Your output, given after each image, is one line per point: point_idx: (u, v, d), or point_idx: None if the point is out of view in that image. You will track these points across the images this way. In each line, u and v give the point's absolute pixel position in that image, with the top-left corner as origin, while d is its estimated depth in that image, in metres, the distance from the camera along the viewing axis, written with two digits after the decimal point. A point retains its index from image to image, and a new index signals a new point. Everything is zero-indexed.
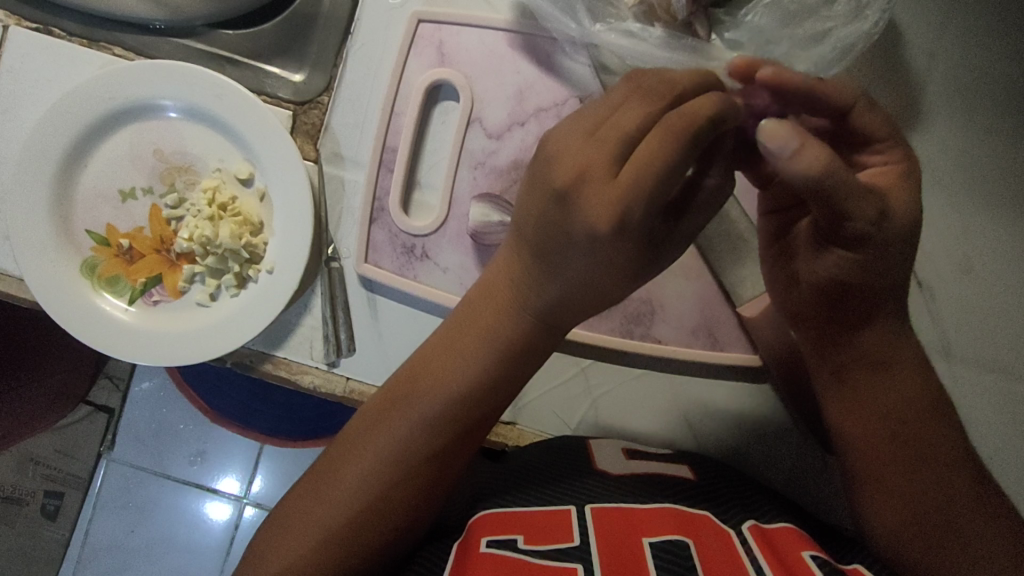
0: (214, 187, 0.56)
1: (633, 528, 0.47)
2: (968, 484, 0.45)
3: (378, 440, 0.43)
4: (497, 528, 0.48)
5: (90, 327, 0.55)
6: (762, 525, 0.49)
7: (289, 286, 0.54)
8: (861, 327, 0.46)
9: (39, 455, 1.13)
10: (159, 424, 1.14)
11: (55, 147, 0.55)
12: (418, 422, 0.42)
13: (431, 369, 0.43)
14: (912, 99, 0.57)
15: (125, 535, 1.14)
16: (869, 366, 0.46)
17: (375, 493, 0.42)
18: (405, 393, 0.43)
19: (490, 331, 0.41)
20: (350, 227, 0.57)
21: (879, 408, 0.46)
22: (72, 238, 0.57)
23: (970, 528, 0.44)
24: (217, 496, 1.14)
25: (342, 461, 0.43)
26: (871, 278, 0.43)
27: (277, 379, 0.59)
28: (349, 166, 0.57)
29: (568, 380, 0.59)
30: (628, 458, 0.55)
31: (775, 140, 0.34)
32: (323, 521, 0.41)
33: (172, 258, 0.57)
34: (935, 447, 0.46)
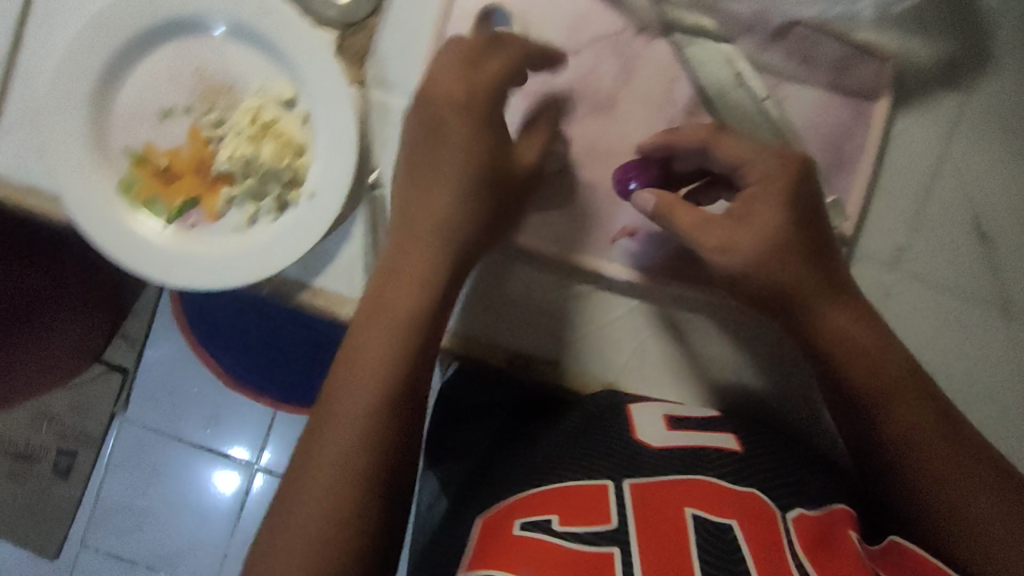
0: (256, 108, 0.55)
1: (668, 501, 0.47)
2: (967, 456, 0.48)
3: (344, 411, 0.45)
4: (532, 507, 0.47)
5: (125, 246, 0.54)
6: (809, 514, 0.49)
7: (332, 212, 0.53)
8: (815, 311, 0.51)
9: (52, 412, 1.12)
10: (175, 383, 1.13)
11: (94, 59, 0.53)
12: (375, 383, 0.45)
13: (369, 315, 0.48)
14: (981, 40, 0.54)
15: (137, 496, 1.13)
16: (847, 350, 0.50)
17: (361, 439, 0.44)
18: (353, 357, 0.47)
19: (405, 274, 0.48)
20: (394, 155, 0.55)
21: (861, 381, 0.50)
22: (109, 156, 0.55)
23: (973, 500, 0.47)
24: (228, 463, 1.13)
25: (317, 434, 0.45)
26: (791, 263, 0.50)
27: (315, 311, 0.57)
28: (395, 92, 0.55)
29: (612, 321, 0.57)
30: (671, 427, 0.53)
31: (643, 202, 0.51)
32: (329, 484, 0.43)
33: (210, 181, 0.56)
34: (914, 410, 0.49)
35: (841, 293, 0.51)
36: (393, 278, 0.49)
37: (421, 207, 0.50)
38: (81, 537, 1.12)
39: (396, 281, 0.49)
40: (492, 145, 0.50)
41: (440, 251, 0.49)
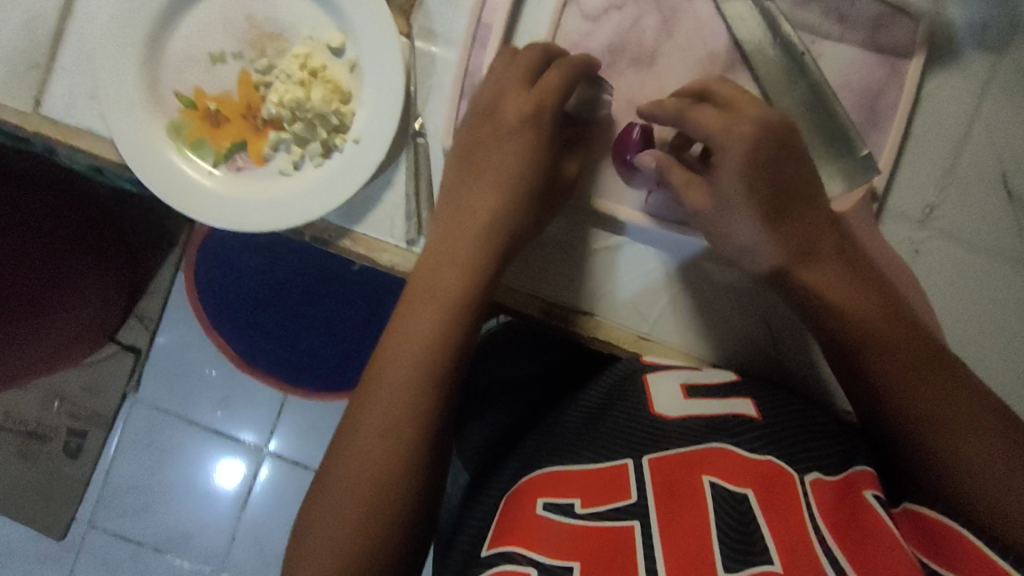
0: (305, 54, 0.56)
1: (686, 474, 0.48)
2: (963, 397, 0.47)
3: (376, 408, 0.48)
4: (548, 485, 0.49)
5: (173, 188, 0.55)
6: (828, 478, 0.48)
7: (377, 157, 0.54)
8: (817, 263, 0.50)
9: (63, 391, 1.12)
10: (185, 365, 1.13)
11: (152, 4, 0.55)
12: (406, 379, 0.48)
13: (408, 307, 0.50)
14: (1013, 3, 0.55)
15: (146, 478, 1.14)
16: (831, 307, 0.50)
17: (399, 427, 0.48)
18: (387, 355, 0.49)
19: (444, 271, 0.51)
20: (438, 105, 0.56)
21: (861, 330, 0.49)
22: (162, 100, 0.57)
23: (966, 439, 0.46)
24: (235, 448, 1.13)
25: (357, 416, 0.49)
26: (788, 226, 0.50)
27: (355, 258, 0.58)
28: (440, 44, 0.56)
29: (648, 273, 0.58)
30: (687, 396, 0.54)
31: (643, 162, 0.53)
32: (368, 464, 0.47)
33: (257, 125, 0.57)
34: (918, 358, 0.48)
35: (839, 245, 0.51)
36: (431, 275, 0.51)
37: (460, 215, 0.52)
38: (89, 516, 1.13)
39: (428, 284, 0.51)
40: (541, 153, 0.53)
41: (475, 248, 0.51)
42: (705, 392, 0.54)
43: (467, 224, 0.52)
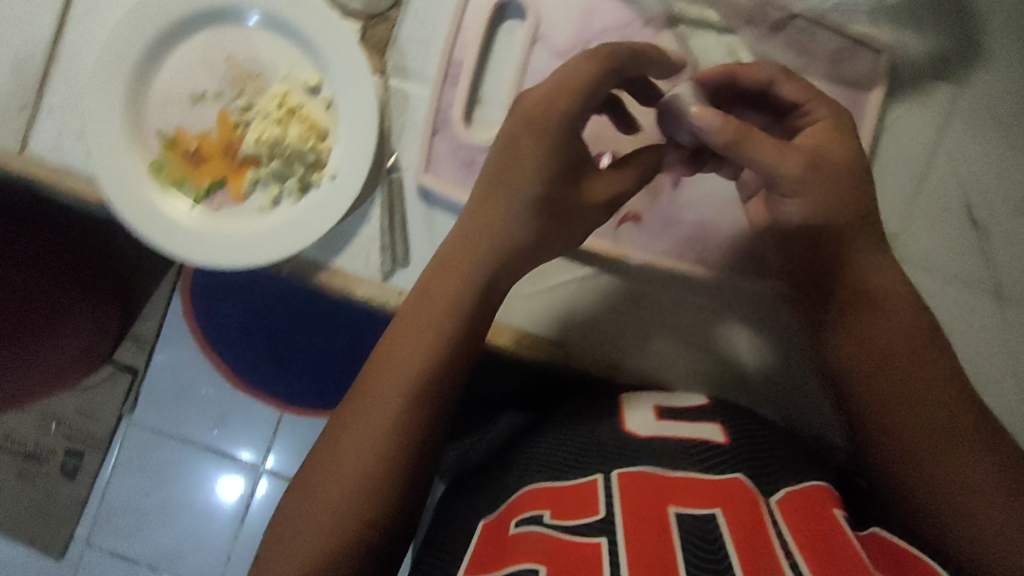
0: (283, 93, 0.57)
1: (657, 496, 0.47)
2: (965, 419, 0.49)
3: (371, 410, 0.49)
4: (531, 504, 0.51)
5: (154, 226, 0.57)
6: (796, 488, 0.51)
7: (351, 193, 0.56)
8: (838, 271, 0.53)
9: (60, 414, 1.14)
10: (181, 386, 1.14)
11: (133, 46, 0.56)
12: (405, 383, 0.49)
13: (401, 329, 0.51)
14: (971, 35, 0.57)
15: (142, 497, 1.14)
16: (855, 299, 0.52)
17: (379, 449, 0.48)
18: (387, 357, 0.51)
19: (440, 295, 0.51)
20: (412, 140, 0.58)
21: (868, 341, 0.51)
22: (143, 139, 0.58)
23: (963, 461, 0.48)
24: (231, 467, 1.14)
25: (343, 431, 0.50)
26: (834, 217, 0.51)
27: (333, 290, 0.60)
28: (414, 80, 0.58)
29: (611, 299, 0.59)
30: (660, 416, 0.55)
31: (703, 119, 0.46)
32: (346, 480, 0.48)
33: (236, 163, 0.58)
34: (931, 371, 0.50)
35: (876, 248, 0.53)
36: (427, 298, 0.51)
37: (468, 225, 0.51)
38: (87, 535, 1.14)
39: (431, 292, 0.51)
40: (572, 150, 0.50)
41: (483, 252, 0.50)
42: (676, 415, 0.55)
43: (489, 221, 0.51)
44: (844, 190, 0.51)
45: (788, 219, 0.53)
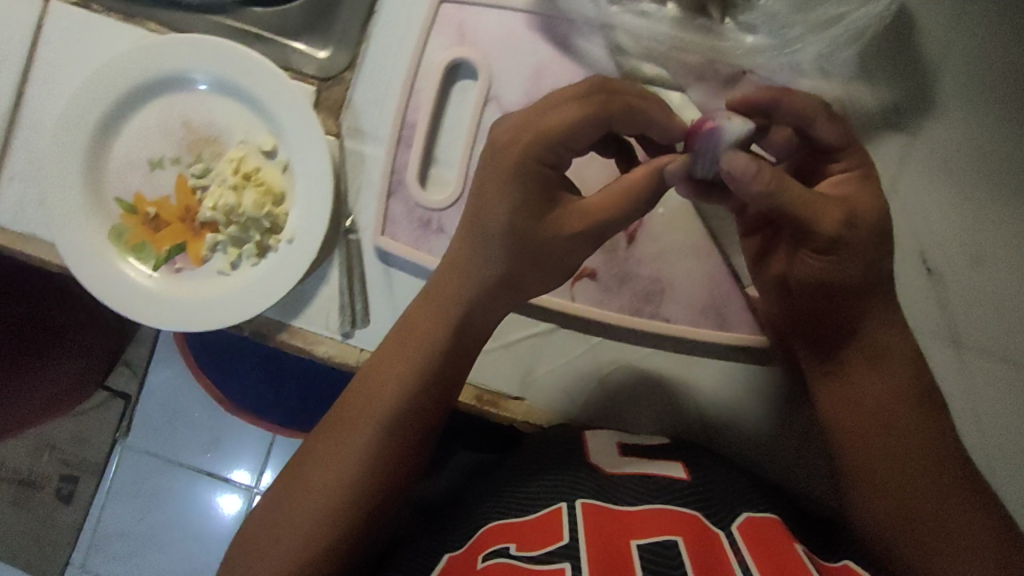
0: (238, 158, 0.58)
1: (622, 529, 0.47)
2: (956, 475, 0.47)
3: (340, 444, 0.47)
4: (493, 539, 0.49)
5: (115, 291, 0.57)
6: (756, 517, 0.50)
7: (307, 256, 0.56)
8: (850, 329, 0.49)
9: (52, 440, 1.09)
10: (174, 411, 1.10)
11: (88, 116, 0.57)
12: (379, 418, 0.47)
13: (377, 363, 0.49)
14: (924, 87, 0.56)
15: (136, 523, 1.10)
16: (865, 354, 0.49)
17: (343, 493, 0.46)
18: (365, 391, 0.48)
19: (419, 338, 0.48)
20: (369, 200, 0.58)
21: (865, 398, 0.49)
22: (103, 205, 0.59)
23: (960, 519, 0.45)
24: (226, 488, 1.10)
25: (308, 468, 0.47)
26: (855, 270, 0.46)
27: (293, 349, 0.60)
28: (370, 141, 0.58)
29: (575, 357, 0.60)
30: (621, 452, 0.56)
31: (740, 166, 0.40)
32: (307, 524, 0.46)
33: (195, 227, 0.59)
34: (927, 428, 0.48)
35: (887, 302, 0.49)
36: (406, 339, 0.49)
37: (442, 276, 0.48)
38: (80, 567, 1.09)
39: (411, 331, 0.49)
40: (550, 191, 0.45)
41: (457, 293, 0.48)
42: (637, 452, 0.56)
43: (465, 263, 0.47)
44: (873, 250, 0.46)
45: (805, 277, 0.48)
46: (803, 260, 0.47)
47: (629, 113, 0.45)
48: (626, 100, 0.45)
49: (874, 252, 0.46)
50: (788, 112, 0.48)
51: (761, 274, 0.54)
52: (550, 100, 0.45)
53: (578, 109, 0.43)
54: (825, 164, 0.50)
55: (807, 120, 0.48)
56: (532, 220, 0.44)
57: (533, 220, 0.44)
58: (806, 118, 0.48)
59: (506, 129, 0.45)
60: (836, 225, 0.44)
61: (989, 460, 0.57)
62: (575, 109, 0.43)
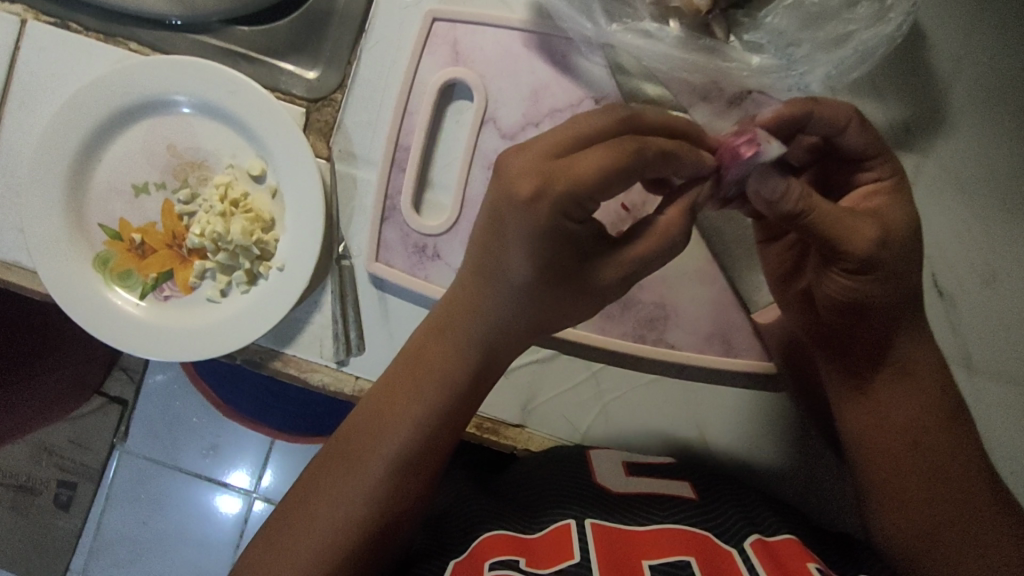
0: (226, 183, 0.56)
1: (633, 549, 0.46)
2: (982, 491, 0.45)
3: (347, 471, 0.43)
4: (495, 546, 0.46)
5: (102, 321, 0.56)
6: (766, 539, 0.47)
7: (299, 283, 0.54)
8: (879, 347, 0.46)
9: (51, 444, 1.07)
10: (173, 415, 1.07)
11: (69, 140, 0.55)
12: (391, 444, 0.43)
13: (390, 383, 0.45)
14: (936, 104, 0.54)
15: (139, 527, 1.07)
16: (893, 373, 0.46)
17: (347, 532, 0.42)
18: (376, 412, 0.44)
19: (431, 367, 0.44)
20: (362, 226, 0.56)
21: (894, 417, 0.46)
22: (87, 232, 0.57)
23: (987, 535, 0.44)
24: (225, 490, 1.07)
25: (306, 502, 0.43)
26: (886, 290, 0.43)
27: (287, 376, 0.59)
28: (362, 164, 0.56)
29: (576, 383, 0.58)
30: (628, 473, 0.53)
31: (767, 187, 0.39)
32: (306, 564, 0.41)
33: (183, 254, 0.57)
34: (959, 447, 0.46)
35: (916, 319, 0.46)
36: (418, 367, 0.44)
37: (454, 304, 0.44)
38: (82, 571, 1.07)
39: (425, 355, 0.44)
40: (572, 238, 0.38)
41: (474, 319, 0.43)
42: (644, 471, 0.54)
43: (479, 302, 0.42)
44: (907, 271, 0.43)
45: (836, 297, 0.45)
46: (829, 278, 0.44)
47: (660, 162, 0.38)
48: (658, 146, 0.38)
49: (907, 273, 0.43)
50: (817, 124, 0.43)
51: (780, 284, 0.52)
52: (566, 146, 0.37)
53: (606, 157, 0.36)
54: (856, 173, 0.46)
55: (839, 130, 0.43)
56: (556, 265, 0.39)
57: (557, 266, 0.39)
58: (837, 129, 0.43)
59: (518, 172, 0.36)
60: (868, 247, 0.41)
61: None
62: (604, 157, 0.36)
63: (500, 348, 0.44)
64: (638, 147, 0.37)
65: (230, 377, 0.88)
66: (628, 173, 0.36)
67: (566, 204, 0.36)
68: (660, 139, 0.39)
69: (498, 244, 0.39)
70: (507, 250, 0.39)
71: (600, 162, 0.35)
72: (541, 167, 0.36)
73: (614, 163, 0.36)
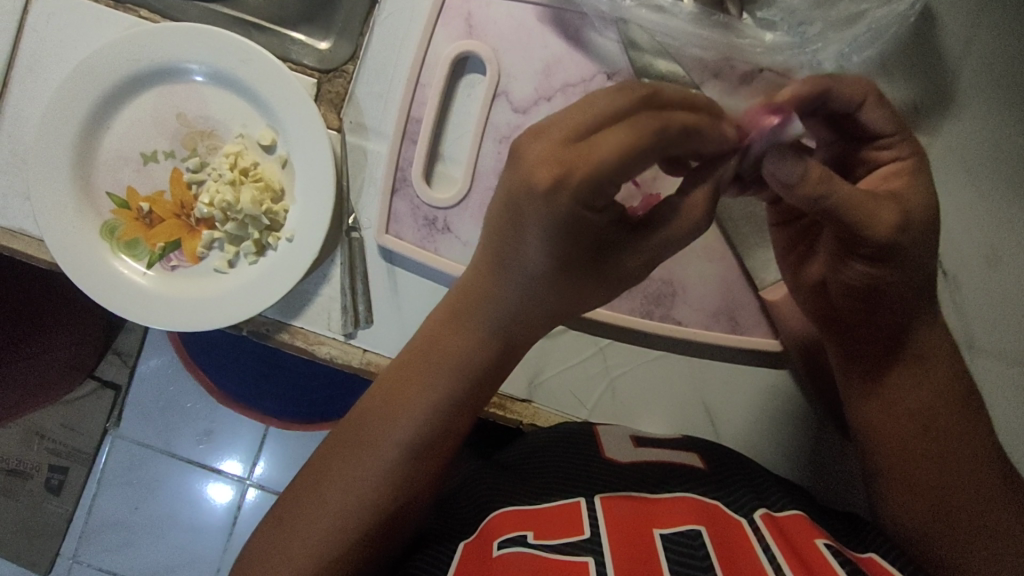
0: (236, 152, 0.56)
1: (643, 520, 0.46)
2: (993, 478, 0.46)
3: (360, 455, 0.43)
4: (505, 523, 0.46)
5: (108, 289, 0.55)
6: (774, 513, 0.47)
7: (309, 253, 0.54)
8: (892, 330, 0.47)
9: (44, 428, 1.06)
10: (167, 400, 1.06)
11: (78, 107, 0.54)
12: (405, 431, 0.43)
13: (404, 369, 0.44)
14: (944, 85, 0.55)
15: (129, 513, 1.06)
16: (901, 362, 0.47)
17: (358, 514, 0.42)
18: (390, 399, 0.44)
19: (443, 355, 0.43)
20: (372, 197, 0.56)
21: (905, 405, 0.47)
22: (94, 200, 0.56)
23: (997, 522, 0.45)
24: (218, 476, 1.06)
25: (318, 484, 0.43)
26: (903, 276, 0.44)
27: (292, 349, 0.59)
28: (373, 136, 0.56)
29: (584, 358, 0.59)
30: (636, 445, 0.54)
31: (782, 170, 0.39)
32: (318, 545, 0.41)
33: (191, 224, 0.57)
34: (970, 435, 0.46)
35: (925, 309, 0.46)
36: (432, 354, 0.44)
37: (470, 290, 0.43)
38: (72, 556, 1.06)
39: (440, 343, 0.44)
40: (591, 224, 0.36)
41: (492, 304, 0.42)
42: (651, 443, 0.55)
43: (491, 289, 0.42)
44: (923, 259, 0.44)
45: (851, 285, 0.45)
46: (843, 263, 0.45)
47: (684, 139, 0.35)
48: (685, 121, 0.35)
49: (923, 262, 0.44)
50: (840, 100, 0.44)
51: (792, 267, 0.52)
52: (585, 126, 0.35)
53: (625, 140, 0.33)
54: (873, 153, 0.47)
55: (856, 106, 0.44)
56: (569, 252, 0.38)
57: (568, 252, 0.38)
58: (856, 104, 0.44)
59: (535, 164, 0.35)
60: (885, 229, 0.41)
61: None
62: (623, 139, 0.33)
63: (512, 334, 0.43)
64: (663, 123, 0.34)
65: (222, 359, 0.87)
66: (647, 157, 0.34)
67: (584, 196, 0.34)
68: (685, 112, 0.36)
69: (516, 233, 0.38)
70: (521, 240, 0.38)
71: (618, 145, 0.33)
72: (560, 156, 0.34)
73: (633, 145, 0.33)
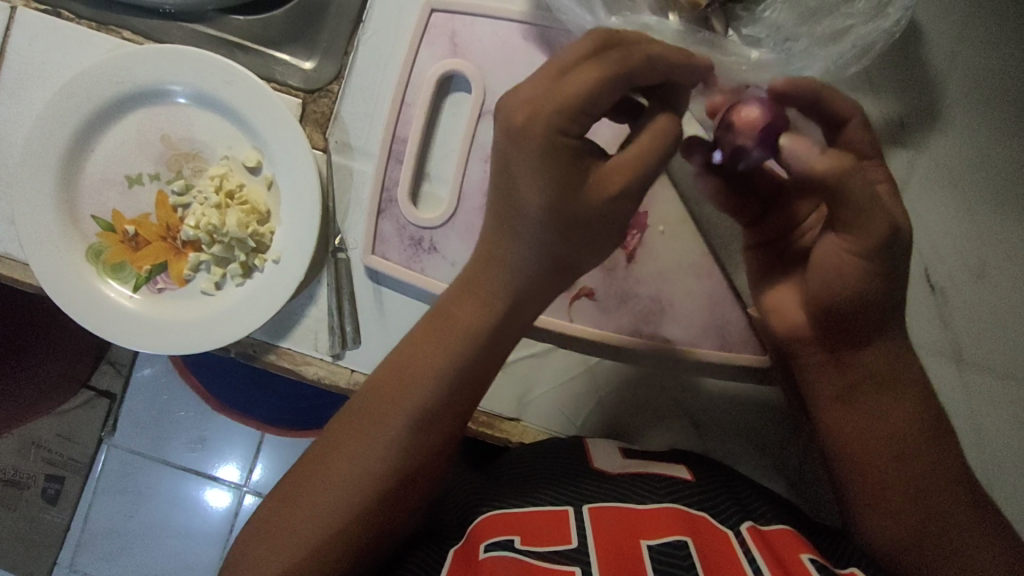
0: (221, 175, 0.56)
1: (632, 531, 0.46)
2: (970, 504, 0.46)
3: (370, 426, 0.41)
4: (493, 529, 0.46)
5: (94, 313, 0.55)
6: (761, 527, 0.47)
7: (294, 275, 0.54)
8: (860, 349, 0.47)
9: (38, 439, 1.06)
10: (161, 408, 1.06)
11: (60, 130, 0.54)
12: (414, 401, 0.41)
13: (419, 342, 0.42)
14: (931, 99, 0.55)
15: (126, 520, 1.06)
16: (874, 387, 0.47)
17: (359, 504, 0.40)
18: (401, 369, 0.42)
19: (454, 326, 0.41)
20: (359, 218, 0.56)
21: (881, 425, 0.47)
22: (80, 224, 0.56)
23: (971, 549, 0.44)
24: (215, 483, 1.06)
25: (329, 456, 0.41)
26: (878, 296, 0.45)
27: (280, 370, 0.58)
28: (358, 156, 0.56)
29: (573, 376, 0.59)
30: (625, 456, 0.54)
31: (796, 148, 0.43)
32: (326, 516, 0.40)
33: (177, 246, 0.57)
34: (944, 460, 0.46)
35: (888, 338, 0.47)
36: (441, 326, 0.42)
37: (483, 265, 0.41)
38: (69, 565, 1.06)
39: (451, 316, 0.42)
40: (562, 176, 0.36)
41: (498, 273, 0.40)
42: (639, 456, 0.54)
43: (501, 251, 0.40)
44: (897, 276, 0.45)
45: (832, 297, 0.46)
46: (835, 259, 0.44)
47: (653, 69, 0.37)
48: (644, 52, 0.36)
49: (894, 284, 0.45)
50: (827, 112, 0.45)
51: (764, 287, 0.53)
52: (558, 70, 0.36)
53: (594, 75, 0.35)
54: None
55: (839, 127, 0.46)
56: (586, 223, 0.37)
57: (570, 227, 0.37)
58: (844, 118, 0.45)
59: (514, 105, 0.36)
60: (879, 239, 0.42)
61: (993, 485, 0.56)
62: (590, 77, 0.35)
63: (525, 309, 0.41)
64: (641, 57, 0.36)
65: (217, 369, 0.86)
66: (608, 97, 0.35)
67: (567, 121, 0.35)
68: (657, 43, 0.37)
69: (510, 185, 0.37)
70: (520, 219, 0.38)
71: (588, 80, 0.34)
72: (535, 103, 0.35)
73: (600, 80, 0.35)
